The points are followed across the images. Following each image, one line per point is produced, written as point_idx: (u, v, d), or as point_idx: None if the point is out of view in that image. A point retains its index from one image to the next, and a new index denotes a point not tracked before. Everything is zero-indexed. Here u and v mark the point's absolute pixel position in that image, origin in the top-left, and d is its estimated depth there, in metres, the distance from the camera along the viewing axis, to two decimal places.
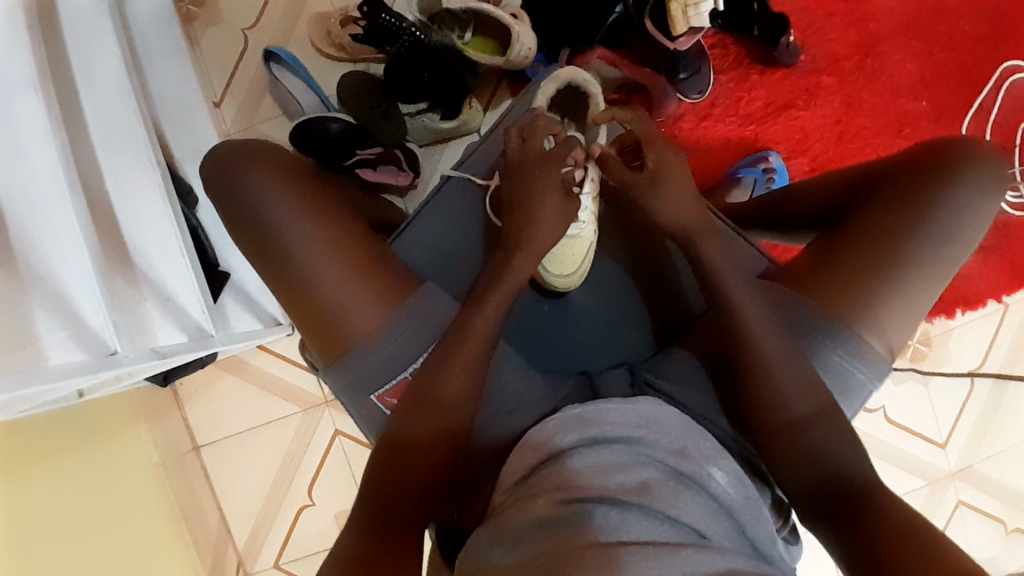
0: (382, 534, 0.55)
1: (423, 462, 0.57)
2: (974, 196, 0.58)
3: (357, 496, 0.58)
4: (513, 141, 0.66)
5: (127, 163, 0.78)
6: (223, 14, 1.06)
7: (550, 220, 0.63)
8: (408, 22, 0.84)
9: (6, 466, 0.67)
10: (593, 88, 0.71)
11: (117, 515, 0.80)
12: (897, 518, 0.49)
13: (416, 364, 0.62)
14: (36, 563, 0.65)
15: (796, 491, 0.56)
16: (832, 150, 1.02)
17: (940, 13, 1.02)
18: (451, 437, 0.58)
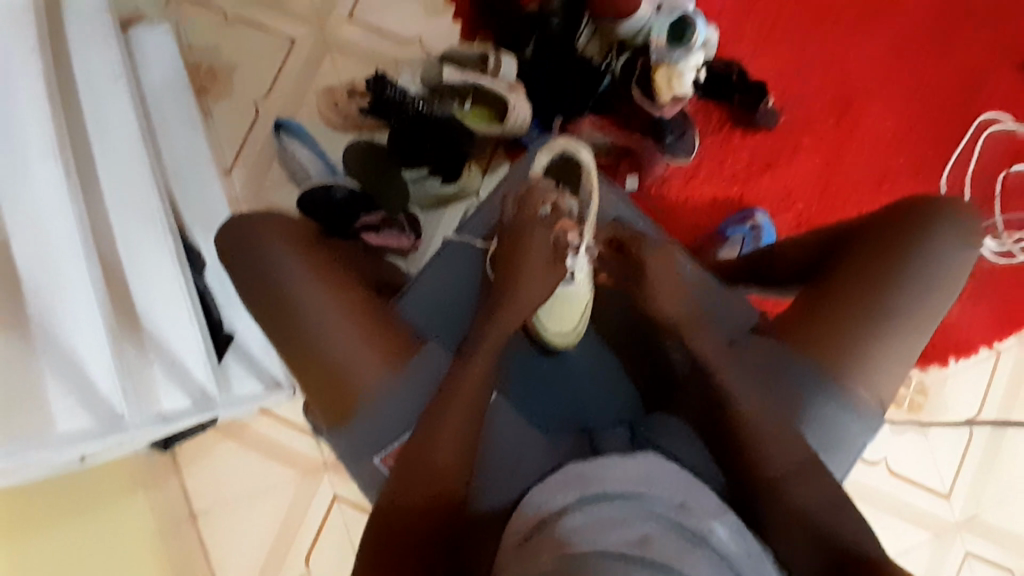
0: None
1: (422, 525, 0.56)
2: (952, 251, 0.61)
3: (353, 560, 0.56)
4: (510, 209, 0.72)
5: (139, 227, 0.80)
6: (234, 88, 1.12)
7: (540, 279, 0.68)
8: (412, 97, 0.93)
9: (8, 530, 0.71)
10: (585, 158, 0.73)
11: None
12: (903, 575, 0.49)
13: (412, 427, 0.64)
14: None
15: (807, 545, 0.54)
16: (815, 205, 1.07)
17: (913, 76, 1.08)
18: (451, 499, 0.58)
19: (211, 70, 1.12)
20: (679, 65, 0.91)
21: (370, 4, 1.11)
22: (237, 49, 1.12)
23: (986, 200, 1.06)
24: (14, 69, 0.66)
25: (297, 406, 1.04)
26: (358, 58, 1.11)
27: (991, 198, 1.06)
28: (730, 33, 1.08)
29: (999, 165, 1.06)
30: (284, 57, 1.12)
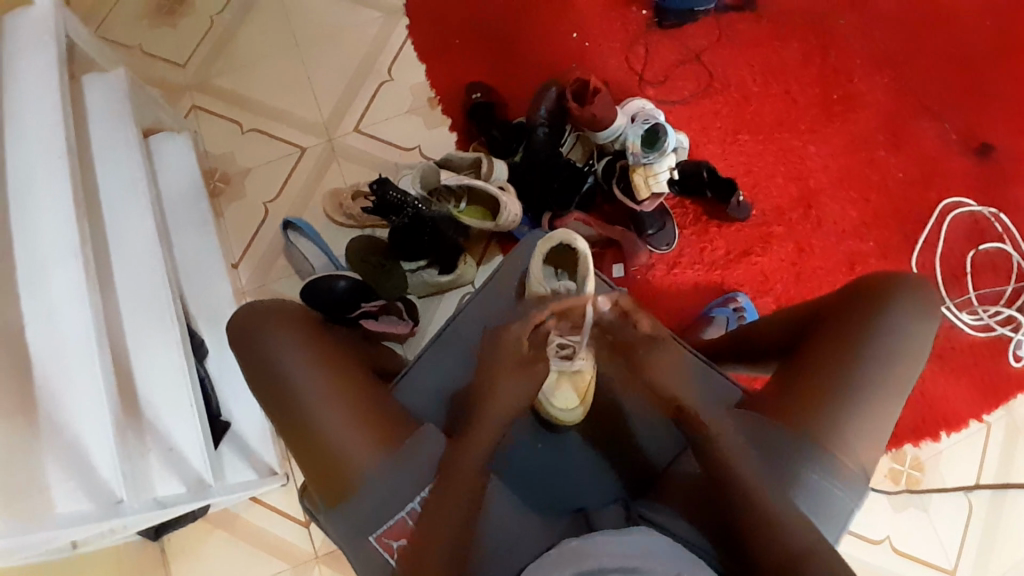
0: None
1: None
2: (912, 322, 0.65)
3: None
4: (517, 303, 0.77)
5: (147, 319, 0.84)
6: (247, 190, 1.21)
7: (515, 379, 0.66)
8: (411, 198, 0.98)
9: None
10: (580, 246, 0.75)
11: None
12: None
13: (414, 503, 0.64)
14: None
15: None
16: (792, 288, 1.13)
17: (871, 169, 1.19)
18: None
19: (226, 174, 1.22)
20: (654, 167, 1.02)
21: (374, 116, 1.24)
22: (251, 156, 1.23)
23: (958, 276, 1.13)
24: (40, 172, 0.72)
25: (291, 495, 1.03)
26: (362, 162, 1.22)
27: (961, 275, 1.13)
28: (698, 138, 1.21)
29: (965, 246, 1.14)
30: (294, 163, 1.22)
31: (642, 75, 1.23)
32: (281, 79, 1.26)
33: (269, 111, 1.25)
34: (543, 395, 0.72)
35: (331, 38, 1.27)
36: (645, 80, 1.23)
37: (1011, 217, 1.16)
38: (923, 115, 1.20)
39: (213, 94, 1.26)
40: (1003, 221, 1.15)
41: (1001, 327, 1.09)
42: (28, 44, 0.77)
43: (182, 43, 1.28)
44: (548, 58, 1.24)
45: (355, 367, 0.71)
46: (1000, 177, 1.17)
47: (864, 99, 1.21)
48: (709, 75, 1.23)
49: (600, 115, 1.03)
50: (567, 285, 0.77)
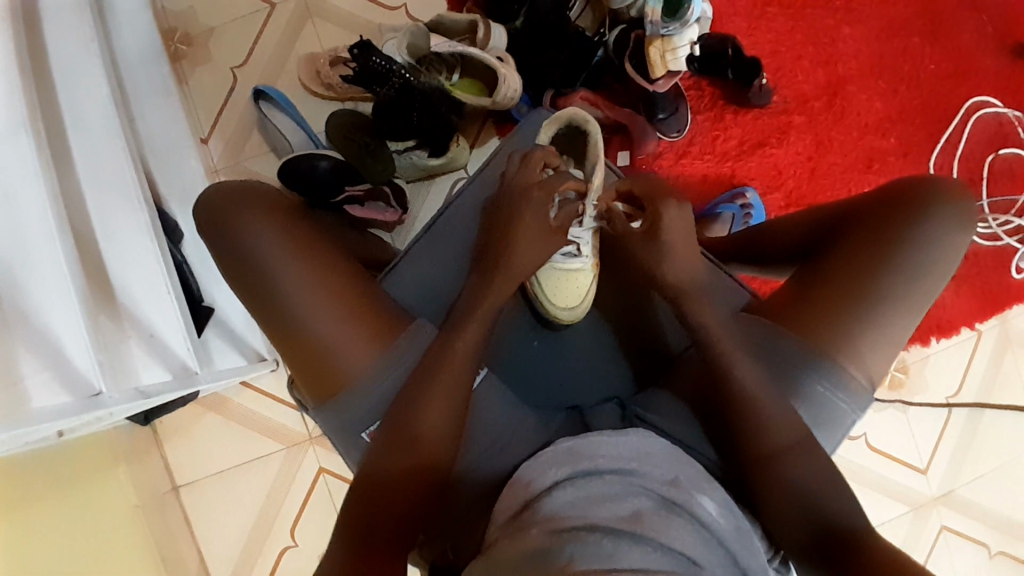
0: (367, 556, 0.54)
1: (393, 505, 0.56)
2: (945, 230, 0.60)
3: (341, 509, 0.57)
4: (535, 170, 0.69)
5: (114, 200, 0.76)
6: (212, 54, 1.07)
7: (537, 249, 0.68)
8: (397, 65, 0.87)
9: None
10: (592, 129, 0.70)
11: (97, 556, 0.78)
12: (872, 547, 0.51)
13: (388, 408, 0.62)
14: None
15: (793, 540, 0.54)
16: (804, 185, 1.06)
17: (905, 57, 1.07)
18: (425, 479, 0.57)
19: (187, 35, 1.07)
20: (673, 40, 0.90)
21: None
22: (214, 13, 1.07)
23: (974, 181, 1.07)
24: None
25: (283, 383, 1.03)
26: (342, 24, 1.07)
27: (978, 180, 1.07)
28: (723, 9, 1.07)
29: (986, 148, 1.07)
30: (264, 22, 1.07)
31: None
32: None
33: None
34: (544, 292, 0.72)
35: None
36: None
37: None
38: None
39: None
40: None
41: (1010, 238, 1.04)
42: None
43: None
44: None
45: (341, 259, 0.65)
46: None
47: None
48: None
49: None
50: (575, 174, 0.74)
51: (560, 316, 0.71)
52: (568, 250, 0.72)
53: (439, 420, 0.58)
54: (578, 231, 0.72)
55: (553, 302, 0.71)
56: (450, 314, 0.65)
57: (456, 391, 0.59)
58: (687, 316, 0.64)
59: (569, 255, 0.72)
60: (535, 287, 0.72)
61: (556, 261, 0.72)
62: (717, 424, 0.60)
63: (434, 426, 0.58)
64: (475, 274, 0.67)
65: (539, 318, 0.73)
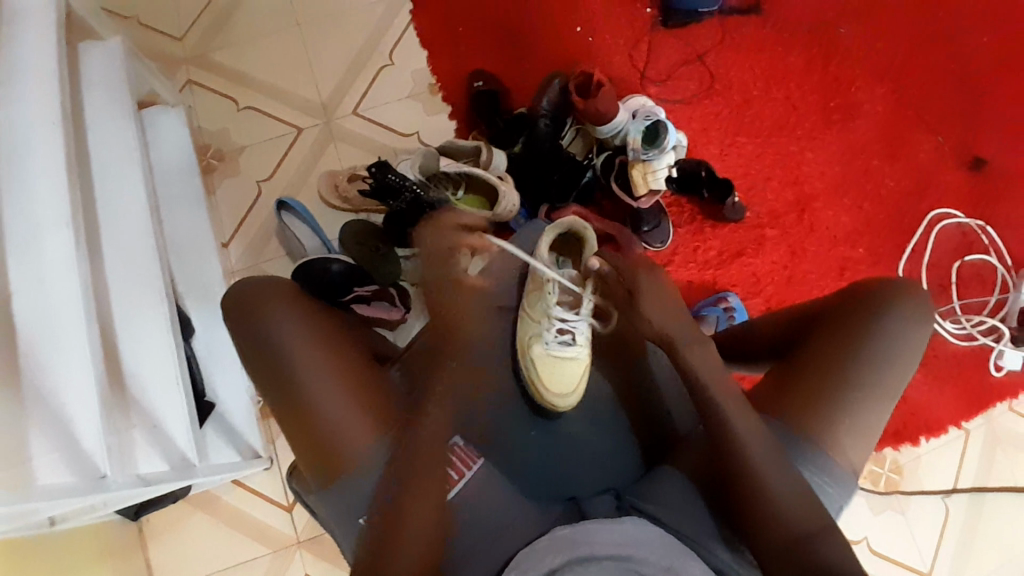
0: None
1: None
2: (903, 325, 0.66)
3: None
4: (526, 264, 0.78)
5: (137, 292, 0.82)
6: (242, 169, 1.19)
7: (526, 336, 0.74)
8: (409, 181, 0.97)
9: None
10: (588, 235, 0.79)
11: None
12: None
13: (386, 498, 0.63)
14: None
15: None
16: (783, 290, 1.14)
17: (864, 178, 1.20)
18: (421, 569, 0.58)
19: (219, 151, 1.20)
20: (653, 164, 1.02)
21: (374, 100, 1.22)
22: (246, 134, 1.21)
23: (944, 286, 1.15)
24: (33, 140, 0.70)
25: (276, 480, 1.02)
26: (360, 146, 1.20)
27: (947, 285, 1.15)
28: (698, 137, 1.21)
29: (952, 256, 1.16)
30: (290, 143, 1.20)
31: (644, 73, 1.23)
32: (281, 58, 1.24)
33: (266, 91, 1.23)
34: (539, 378, 0.77)
35: (333, 18, 1.26)
36: (647, 78, 1.23)
37: (998, 231, 1.18)
38: (914, 131, 1.22)
39: (210, 68, 1.23)
40: (991, 234, 1.17)
41: (985, 337, 1.11)
42: (28, 23, 0.77)
43: (179, 15, 1.25)
44: (552, 50, 1.23)
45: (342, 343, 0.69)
46: (989, 189, 1.19)
47: (862, 106, 1.23)
48: (710, 76, 1.24)
49: (603, 109, 1.03)
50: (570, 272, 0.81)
51: (552, 403, 0.77)
52: (563, 339, 0.78)
53: (428, 516, 0.60)
54: (572, 321, 0.78)
55: (546, 387, 0.77)
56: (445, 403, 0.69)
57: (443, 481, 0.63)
58: None
59: (564, 344, 0.78)
60: (531, 373, 0.78)
61: (551, 349, 0.79)
62: (720, 506, 0.61)
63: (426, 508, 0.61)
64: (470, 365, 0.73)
65: (537, 407, 0.78)
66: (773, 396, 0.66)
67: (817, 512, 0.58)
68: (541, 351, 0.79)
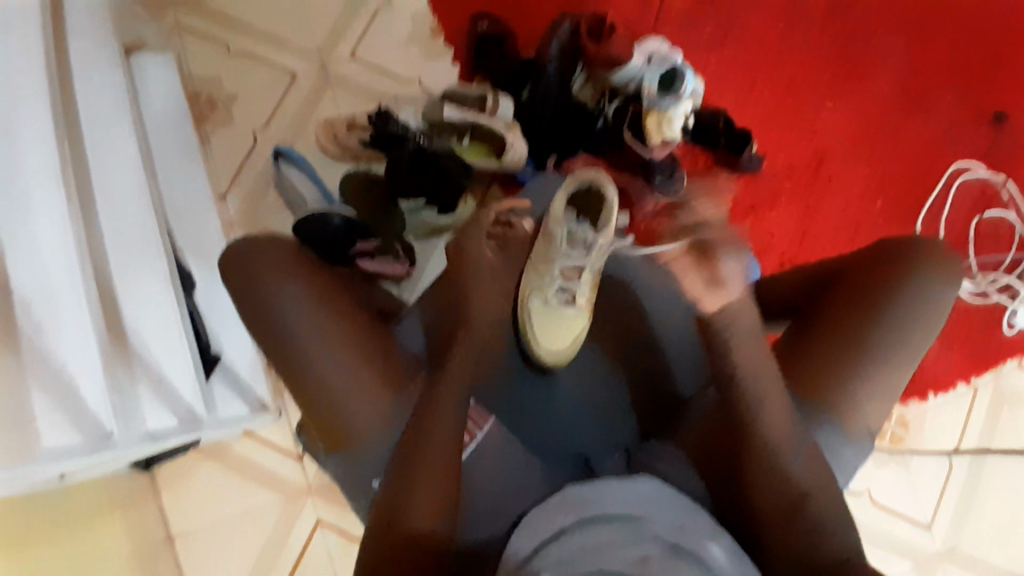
0: None
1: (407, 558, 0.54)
2: (927, 287, 0.63)
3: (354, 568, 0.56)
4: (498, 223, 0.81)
5: (133, 246, 0.79)
6: (236, 117, 1.14)
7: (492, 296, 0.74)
8: (413, 132, 0.97)
9: None
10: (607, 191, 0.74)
11: None
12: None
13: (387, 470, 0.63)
14: None
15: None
16: (795, 246, 1.11)
17: (886, 129, 1.15)
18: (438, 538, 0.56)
19: (212, 99, 1.14)
20: (668, 112, 0.97)
21: (372, 44, 1.16)
22: (239, 80, 1.15)
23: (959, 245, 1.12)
24: None
25: (284, 431, 1.03)
26: (358, 93, 1.15)
27: (964, 242, 1.12)
28: (713, 84, 1.15)
29: (969, 213, 1.13)
30: (285, 90, 1.15)
31: (659, 14, 1.16)
32: None
33: (257, 33, 1.16)
34: (533, 332, 0.75)
35: None
36: (662, 19, 1.16)
37: (1019, 186, 1.14)
38: (939, 83, 1.16)
39: (198, 9, 1.16)
40: (1012, 189, 1.13)
41: (999, 295, 1.09)
42: None
43: None
44: None
45: (488, 315, 0.73)
46: (1014, 143, 1.15)
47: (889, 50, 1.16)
48: (728, 18, 1.16)
49: (618, 52, 0.99)
50: (587, 232, 0.74)
51: (544, 357, 0.75)
52: (564, 296, 0.76)
53: (424, 493, 0.57)
54: (574, 283, 0.75)
55: (538, 342, 0.75)
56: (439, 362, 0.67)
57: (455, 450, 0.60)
58: None
59: (564, 302, 0.76)
60: (527, 326, 0.75)
61: (550, 304, 0.76)
62: (726, 467, 0.61)
63: (437, 470, 0.58)
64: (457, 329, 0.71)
65: (526, 360, 0.76)
66: (793, 360, 0.64)
67: (823, 475, 0.57)
68: (540, 305, 0.76)
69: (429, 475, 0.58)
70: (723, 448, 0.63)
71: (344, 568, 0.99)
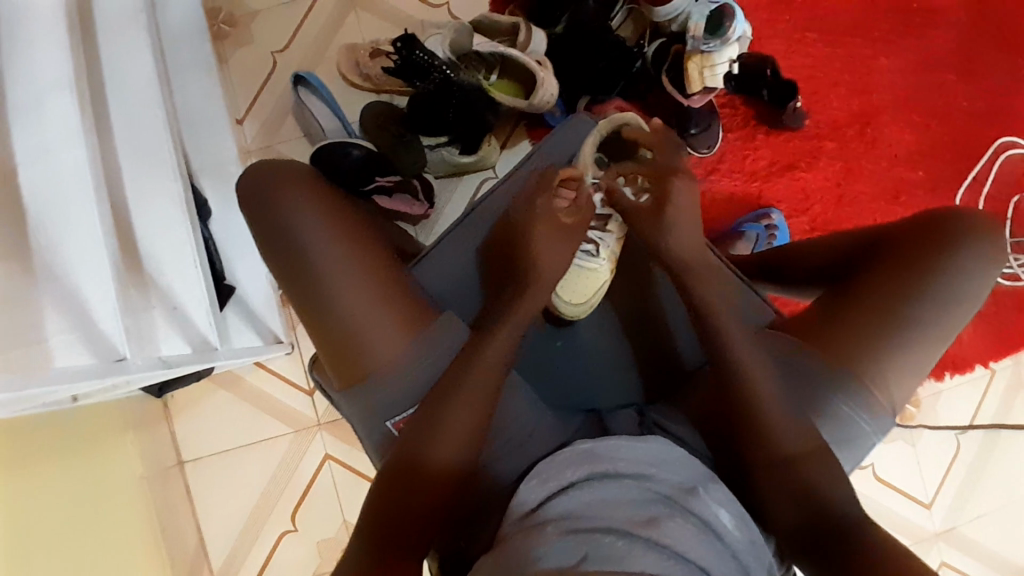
0: (387, 534, 0.56)
1: (423, 494, 0.57)
2: (973, 262, 0.60)
3: (368, 496, 0.58)
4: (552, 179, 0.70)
5: (147, 168, 0.77)
6: (255, 37, 1.08)
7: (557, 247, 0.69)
8: (439, 61, 0.90)
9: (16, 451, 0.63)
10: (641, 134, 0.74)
11: (108, 511, 0.77)
12: (883, 553, 0.50)
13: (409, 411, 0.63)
14: (41, 527, 0.63)
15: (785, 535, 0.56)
16: (830, 210, 1.06)
17: (943, 90, 1.07)
18: (453, 478, 0.58)
19: (231, 15, 1.09)
20: (713, 56, 0.91)
21: None
22: None
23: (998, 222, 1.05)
24: None
25: (296, 366, 1.04)
26: (383, 18, 1.08)
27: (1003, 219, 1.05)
28: (763, 29, 1.07)
29: (1012, 188, 1.06)
30: (307, 9, 1.09)
31: None
32: None
33: None
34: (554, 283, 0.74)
35: None
36: None
37: None
38: (1003, 44, 1.07)
39: None
40: None
41: None
42: None
43: None
44: None
45: (556, 263, 0.69)
46: None
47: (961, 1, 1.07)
48: None
49: None
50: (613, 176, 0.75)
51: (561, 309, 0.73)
52: (589, 248, 0.74)
53: (446, 438, 0.58)
54: (599, 232, 0.74)
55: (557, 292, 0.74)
56: (484, 319, 0.66)
57: (485, 396, 0.60)
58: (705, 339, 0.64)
59: (589, 255, 0.74)
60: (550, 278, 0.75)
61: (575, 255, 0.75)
62: (724, 432, 0.61)
63: (462, 419, 0.59)
64: (508, 285, 0.69)
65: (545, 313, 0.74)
66: (825, 329, 0.61)
67: (823, 442, 0.57)
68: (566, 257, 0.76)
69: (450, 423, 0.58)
70: (715, 413, 0.62)
71: (348, 502, 1.02)
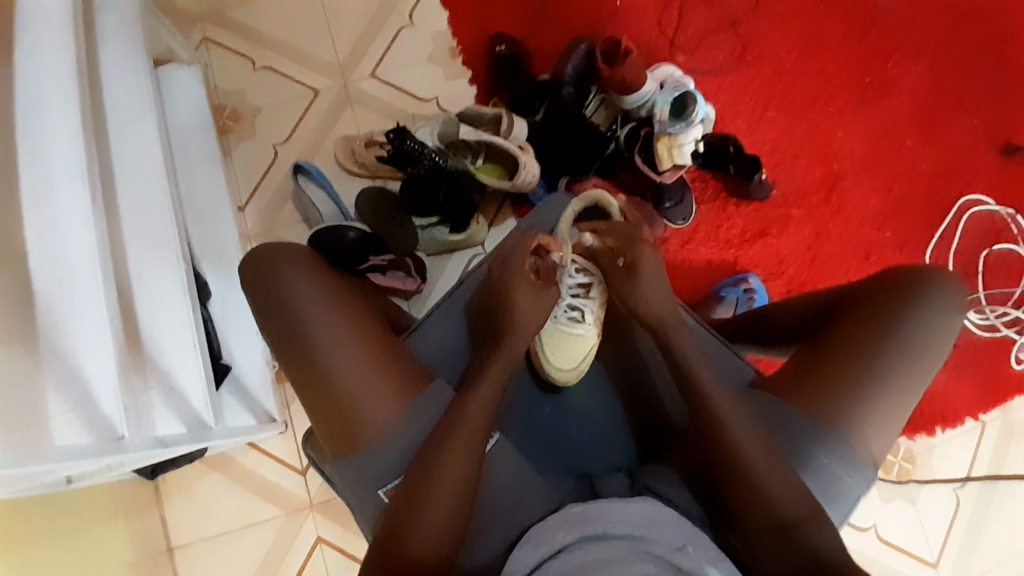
0: None
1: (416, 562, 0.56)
2: (935, 314, 0.64)
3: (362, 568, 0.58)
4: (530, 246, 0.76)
5: (152, 251, 0.81)
6: (258, 131, 1.17)
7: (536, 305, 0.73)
8: (429, 149, 0.97)
9: (7, 537, 0.63)
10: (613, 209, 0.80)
11: None
12: None
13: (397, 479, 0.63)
14: None
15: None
16: (804, 271, 1.12)
17: (897, 158, 1.16)
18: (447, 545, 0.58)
19: (236, 112, 1.18)
20: (679, 137, 0.99)
21: (392, 64, 1.19)
22: (263, 95, 1.18)
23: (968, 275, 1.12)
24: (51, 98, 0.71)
25: (289, 444, 1.04)
26: (378, 111, 1.18)
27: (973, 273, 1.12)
28: (726, 110, 1.17)
29: (979, 244, 1.12)
30: (307, 106, 1.18)
31: (673, 41, 1.19)
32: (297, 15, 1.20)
33: (284, 50, 1.20)
34: (542, 351, 0.76)
35: None
36: (676, 46, 1.19)
37: None
38: (945, 116, 1.17)
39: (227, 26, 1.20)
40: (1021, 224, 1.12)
41: (1007, 329, 1.08)
42: None
43: None
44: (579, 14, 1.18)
45: (528, 322, 0.72)
46: None
47: (901, 80, 1.18)
48: (742, 46, 1.19)
49: (630, 79, 1.00)
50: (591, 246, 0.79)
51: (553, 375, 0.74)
52: (574, 315, 0.77)
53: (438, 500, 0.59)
54: (583, 300, 0.78)
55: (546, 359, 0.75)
56: (466, 379, 0.68)
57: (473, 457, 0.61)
58: (689, 393, 0.66)
59: (574, 320, 0.77)
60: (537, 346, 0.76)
61: (560, 323, 0.77)
62: (716, 490, 0.62)
63: (451, 478, 0.60)
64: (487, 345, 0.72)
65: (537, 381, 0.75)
66: (801, 382, 0.64)
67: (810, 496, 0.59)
68: (550, 324, 0.78)
69: (440, 483, 0.59)
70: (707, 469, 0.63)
71: None
